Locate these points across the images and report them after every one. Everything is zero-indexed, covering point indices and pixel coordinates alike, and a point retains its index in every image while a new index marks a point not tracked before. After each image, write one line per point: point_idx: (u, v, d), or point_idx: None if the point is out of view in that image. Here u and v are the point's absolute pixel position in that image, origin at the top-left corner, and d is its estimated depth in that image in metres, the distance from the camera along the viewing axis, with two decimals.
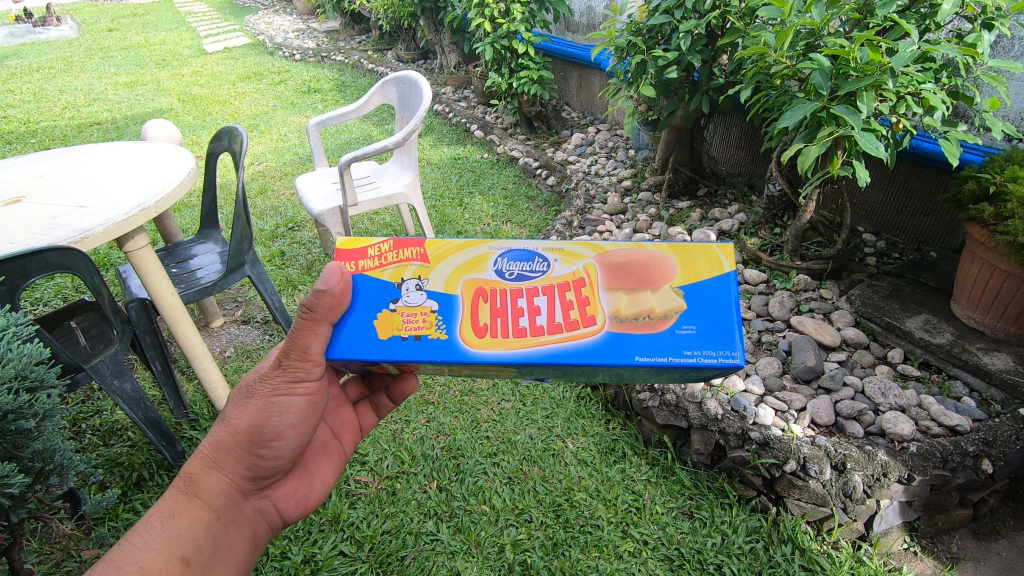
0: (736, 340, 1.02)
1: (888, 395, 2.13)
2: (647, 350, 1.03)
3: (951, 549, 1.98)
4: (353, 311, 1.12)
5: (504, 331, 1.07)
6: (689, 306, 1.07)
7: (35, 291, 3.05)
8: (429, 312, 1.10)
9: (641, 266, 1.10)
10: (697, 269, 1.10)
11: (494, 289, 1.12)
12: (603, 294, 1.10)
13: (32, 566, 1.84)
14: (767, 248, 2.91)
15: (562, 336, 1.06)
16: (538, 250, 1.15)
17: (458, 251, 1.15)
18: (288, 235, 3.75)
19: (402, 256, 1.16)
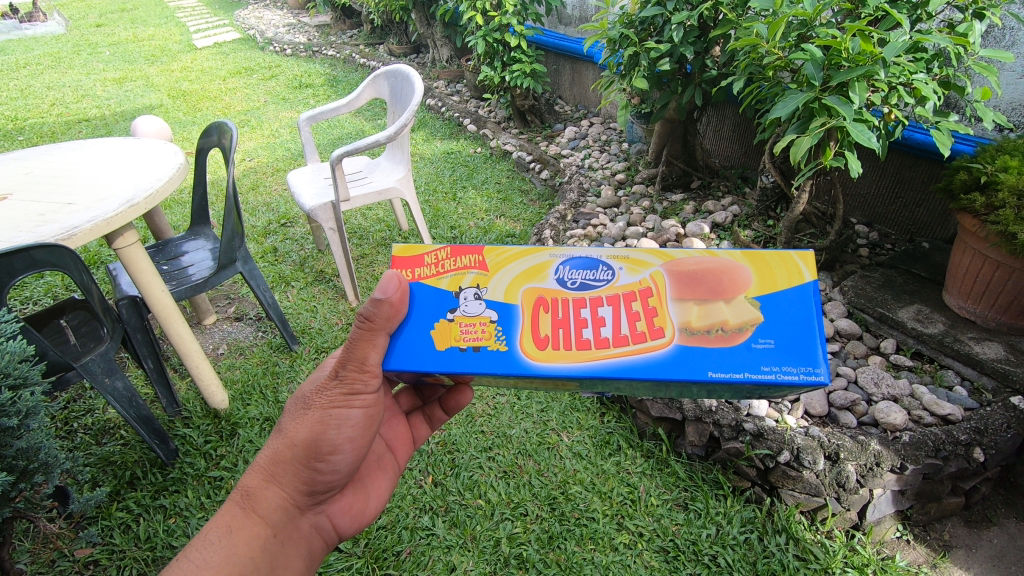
0: (819, 356, 0.99)
1: (880, 385, 2.14)
2: (721, 366, 1.00)
3: (944, 537, 2.00)
4: (410, 321, 1.11)
5: (567, 342, 1.06)
6: (766, 319, 1.04)
7: (24, 290, 3.03)
8: (489, 322, 1.10)
9: (713, 275, 1.08)
10: (775, 279, 1.07)
11: (556, 298, 1.11)
12: (672, 304, 1.08)
13: (25, 566, 1.84)
14: (761, 240, 2.91)
15: (630, 348, 1.04)
16: (601, 258, 1.14)
17: (519, 259, 1.15)
18: (280, 231, 3.72)
19: (460, 264, 1.16)
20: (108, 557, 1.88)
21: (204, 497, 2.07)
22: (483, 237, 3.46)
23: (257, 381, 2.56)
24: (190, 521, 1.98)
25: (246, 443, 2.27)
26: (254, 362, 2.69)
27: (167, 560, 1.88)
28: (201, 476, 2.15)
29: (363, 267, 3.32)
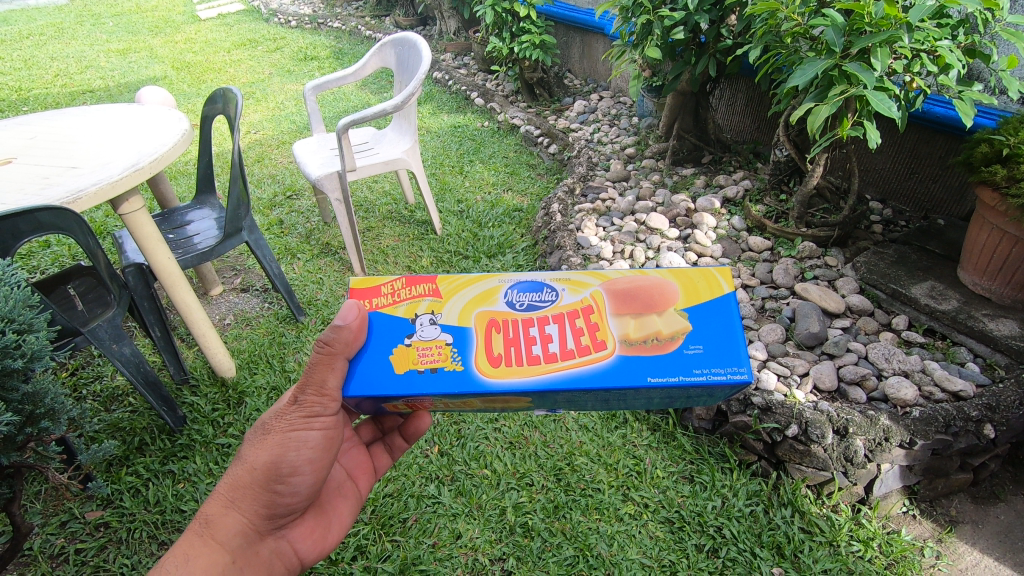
0: (743, 356, 1.01)
1: (891, 360, 2.12)
2: (658, 372, 1.01)
3: (950, 513, 1.99)
4: (368, 347, 1.08)
5: (519, 359, 1.05)
6: (695, 327, 1.05)
7: (32, 259, 3.02)
8: (444, 345, 1.08)
9: (645, 291, 1.10)
10: (699, 292, 1.10)
11: (507, 319, 1.10)
12: (613, 319, 1.08)
13: (38, 527, 1.87)
14: (773, 215, 2.86)
15: (575, 362, 1.04)
16: (546, 281, 1.14)
17: (470, 285, 1.14)
18: (286, 204, 3.70)
19: (415, 293, 1.15)
20: (118, 520, 1.90)
21: (212, 463, 2.09)
22: (491, 211, 3.43)
23: (264, 351, 2.56)
24: (199, 486, 2.00)
25: (253, 411, 2.28)
26: (260, 333, 2.69)
27: (178, 523, 1.90)
28: (209, 443, 2.16)
29: (369, 240, 3.30)
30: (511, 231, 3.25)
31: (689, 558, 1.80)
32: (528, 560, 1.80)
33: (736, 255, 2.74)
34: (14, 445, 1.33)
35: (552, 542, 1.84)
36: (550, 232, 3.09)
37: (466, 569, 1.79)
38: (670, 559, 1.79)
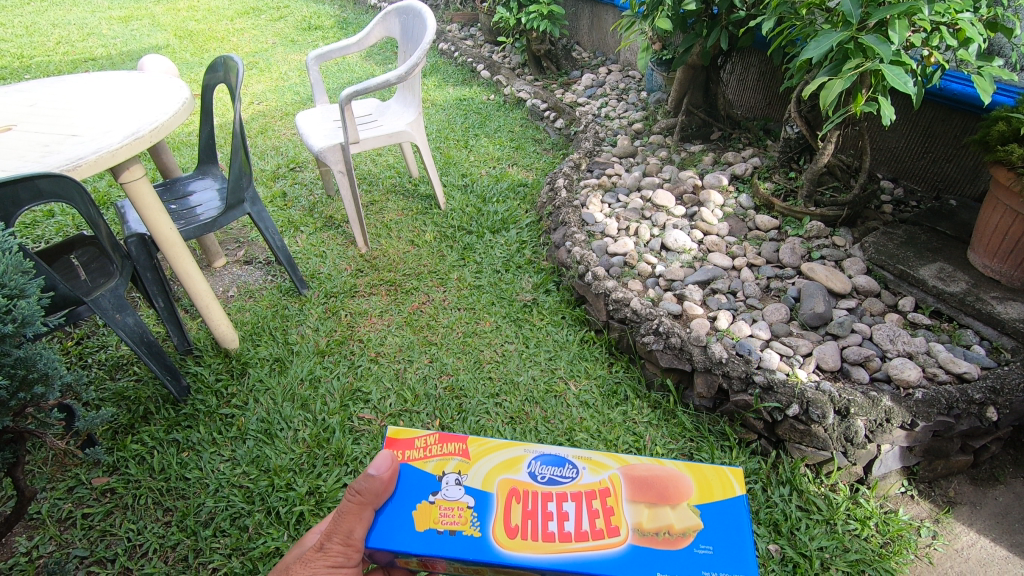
0: (753, 565, 0.98)
1: (896, 342, 2.10)
2: (668, 568, 0.97)
3: (948, 494, 2.00)
4: (394, 499, 1.07)
5: (534, 534, 1.02)
6: (706, 526, 1.03)
7: (36, 228, 3.02)
8: (466, 507, 1.06)
9: (660, 481, 1.10)
10: (712, 492, 1.09)
11: (527, 491, 1.09)
12: (628, 505, 1.06)
13: (46, 492, 1.90)
14: (781, 193, 2.82)
15: (589, 544, 1.00)
16: (569, 456, 1.15)
17: (497, 449, 1.15)
18: (289, 176, 3.67)
19: (445, 450, 1.15)
20: (124, 486, 1.94)
21: (216, 433, 2.11)
22: (495, 185, 3.41)
23: (267, 323, 2.57)
24: (203, 455, 2.03)
25: (256, 382, 2.29)
26: (263, 305, 2.69)
27: (182, 490, 1.93)
28: (213, 412, 2.18)
29: (373, 213, 3.28)
30: (516, 207, 3.23)
31: None
32: None
33: (743, 234, 2.71)
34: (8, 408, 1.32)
35: None
36: (555, 207, 3.06)
37: None
38: None
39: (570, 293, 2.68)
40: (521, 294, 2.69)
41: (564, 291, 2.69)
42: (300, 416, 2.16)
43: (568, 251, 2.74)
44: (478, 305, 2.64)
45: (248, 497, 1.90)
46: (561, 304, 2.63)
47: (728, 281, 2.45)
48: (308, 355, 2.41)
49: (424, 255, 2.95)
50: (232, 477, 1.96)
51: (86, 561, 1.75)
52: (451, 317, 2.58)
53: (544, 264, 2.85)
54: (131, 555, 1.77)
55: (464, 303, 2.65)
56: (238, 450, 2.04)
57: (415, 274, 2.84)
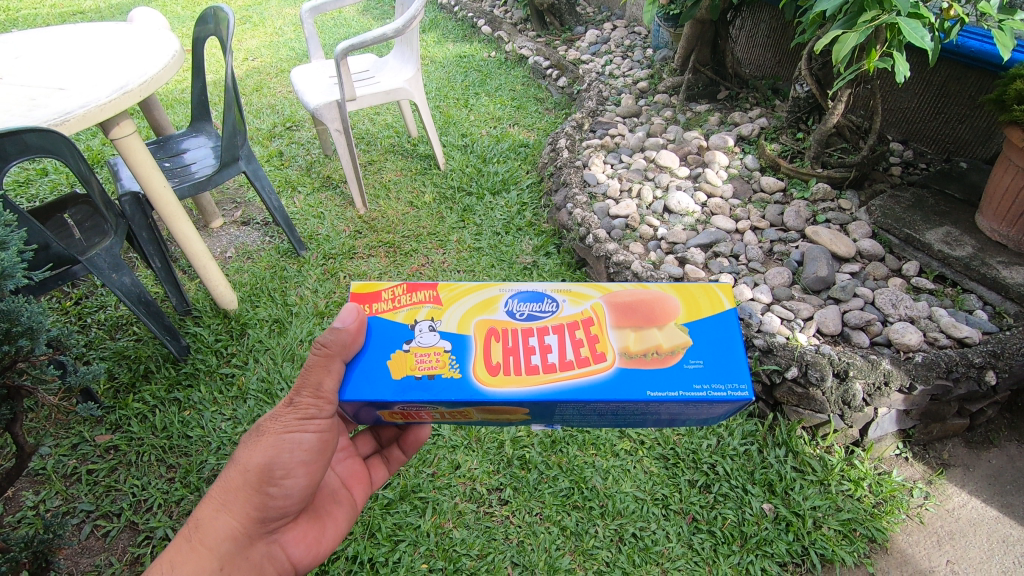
0: (745, 374, 0.99)
1: (899, 306, 2.09)
2: (657, 385, 0.98)
3: (942, 456, 2.02)
4: (367, 351, 1.05)
5: (517, 368, 1.02)
6: (695, 342, 1.03)
7: (30, 187, 2.98)
8: (442, 352, 1.04)
9: (646, 305, 1.08)
10: (700, 308, 1.08)
11: (507, 328, 1.07)
12: (612, 331, 1.06)
13: (50, 449, 1.92)
14: (788, 155, 2.75)
15: (574, 372, 1.01)
16: (547, 290, 1.12)
17: (470, 293, 1.11)
18: (285, 135, 3.60)
19: (415, 299, 1.11)
20: (127, 443, 1.96)
21: (216, 392, 2.12)
22: (496, 146, 3.34)
23: (266, 285, 2.55)
24: (204, 414, 2.04)
25: (256, 343, 2.30)
26: (261, 267, 2.67)
27: (185, 448, 1.96)
28: (214, 372, 2.19)
29: (371, 174, 3.23)
30: (517, 167, 3.18)
31: (681, 492, 1.86)
32: (524, 491, 1.85)
33: (747, 196, 2.66)
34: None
35: (548, 474, 1.88)
36: (557, 168, 3.01)
37: (464, 497, 1.84)
38: (663, 494, 1.85)
39: (571, 255, 2.65)
40: (521, 257, 2.67)
41: (565, 253, 2.66)
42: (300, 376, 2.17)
43: (569, 213, 2.71)
44: (478, 267, 2.62)
45: None
46: (561, 267, 2.61)
47: (731, 245, 2.41)
48: (308, 316, 2.40)
49: (423, 217, 2.91)
50: (233, 435, 1.98)
51: (92, 515, 1.78)
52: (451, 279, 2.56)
53: (545, 226, 2.82)
54: (136, 509, 1.80)
55: (463, 265, 2.63)
56: (239, 409, 2.06)
57: (414, 235, 2.81)
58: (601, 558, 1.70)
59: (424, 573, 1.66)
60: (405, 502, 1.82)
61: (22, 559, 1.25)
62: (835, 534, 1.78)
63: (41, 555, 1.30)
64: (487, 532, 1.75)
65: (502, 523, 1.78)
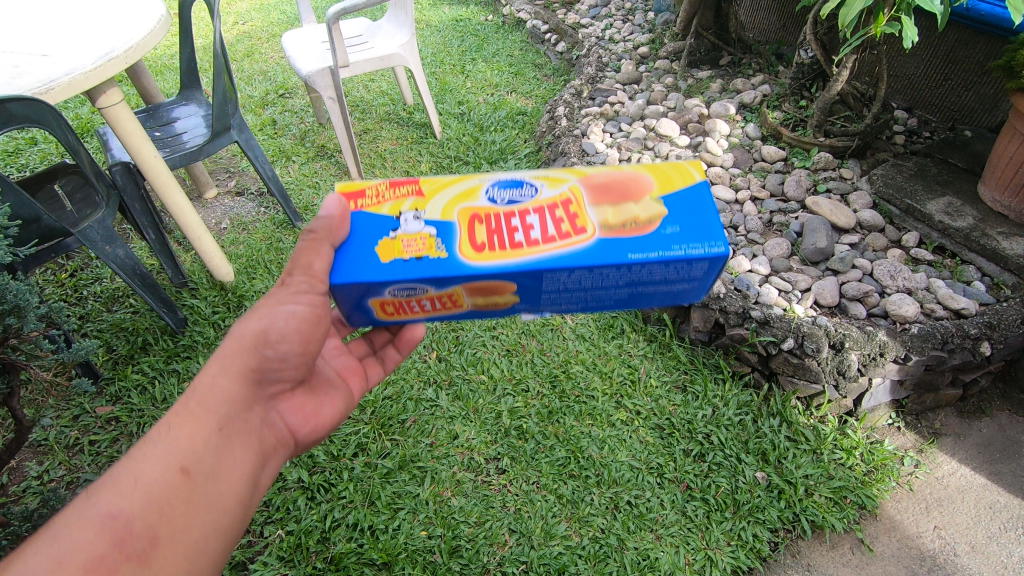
0: (720, 232, 0.98)
1: (897, 278, 2.08)
2: (639, 249, 0.97)
3: (934, 425, 2.04)
4: (351, 242, 1.02)
5: (501, 245, 0.99)
6: (671, 211, 1.03)
7: (20, 157, 2.93)
8: (427, 237, 1.01)
9: (620, 184, 1.07)
10: (672, 182, 1.07)
11: (488, 213, 1.04)
12: (591, 208, 1.03)
13: (51, 421, 1.94)
14: (790, 123, 2.70)
15: (558, 245, 0.98)
16: (526, 177, 1.09)
17: (449, 184, 1.08)
18: (278, 103, 3.53)
19: (399, 193, 1.07)
20: (128, 414, 1.98)
21: None
22: (493, 114, 3.28)
23: (261, 256, 2.54)
24: None
25: None
26: (257, 238, 2.64)
27: None
28: (212, 344, 2.20)
29: (366, 143, 3.17)
30: (514, 136, 3.14)
31: (676, 461, 1.88)
32: (522, 460, 1.87)
33: (748, 165, 2.62)
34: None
35: (545, 444, 1.91)
36: (555, 137, 2.96)
37: (462, 467, 1.86)
38: (658, 462, 1.88)
39: None
40: None
41: None
42: None
43: None
44: None
45: None
46: None
47: (730, 215, 2.39)
48: None
49: None
50: None
51: None
52: None
53: None
54: None
55: None
56: None
57: None
58: (597, 525, 1.74)
59: (424, 539, 1.69)
60: (404, 472, 1.84)
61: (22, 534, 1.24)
62: (826, 501, 1.82)
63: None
64: (485, 500, 1.78)
65: (500, 492, 1.80)
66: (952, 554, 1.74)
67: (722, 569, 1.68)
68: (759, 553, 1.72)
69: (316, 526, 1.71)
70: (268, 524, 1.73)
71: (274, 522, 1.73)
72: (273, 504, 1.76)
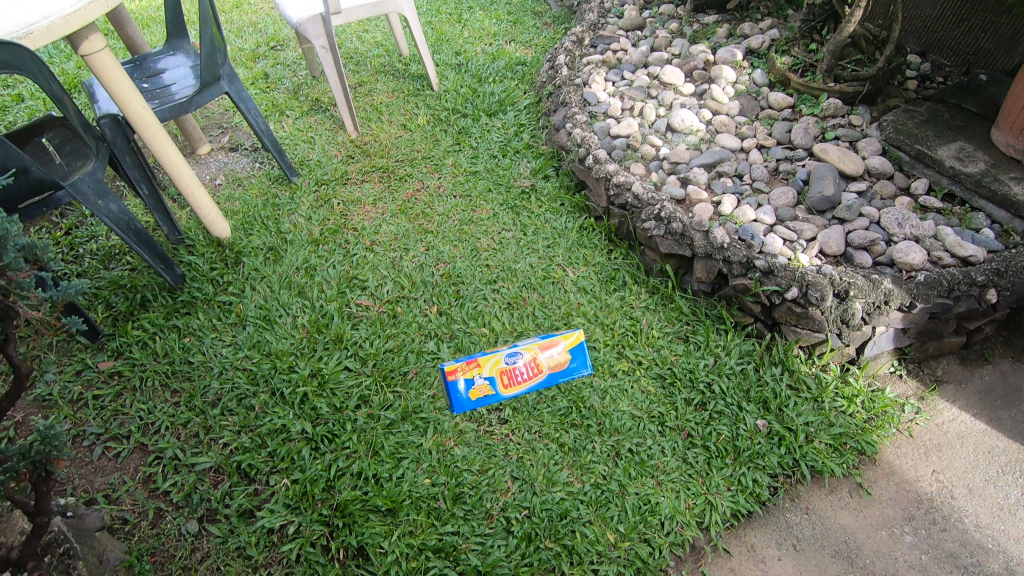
0: (586, 359, 1.96)
1: (905, 226, 2.04)
2: (562, 380, 1.94)
3: (936, 373, 2.04)
4: (451, 391, 1.87)
5: (514, 379, 1.91)
6: (573, 356, 1.95)
7: (7, 114, 2.85)
8: (484, 386, 1.89)
9: (551, 342, 1.93)
10: (572, 338, 1.95)
11: (505, 369, 1.90)
12: (541, 355, 1.93)
13: (54, 376, 1.95)
14: (799, 68, 2.61)
15: (529, 383, 1.92)
16: (519, 347, 1.92)
17: (486, 358, 1.89)
18: (270, 55, 3.42)
19: (470, 366, 1.88)
20: (130, 369, 1.98)
21: (215, 319, 2.12)
22: (492, 64, 3.20)
23: (258, 212, 2.50)
24: (204, 340, 2.05)
25: (252, 271, 2.27)
26: (252, 194, 2.60)
27: (188, 373, 1.98)
28: (211, 300, 2.18)
29: (361, 96, 3.08)
30: (513, 87, 3.06)
31: (677, 410, 1.89)
32: (524, 410, 1.88)
33: (754, 113, 2.55)
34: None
35: (547, 394, 1.92)
36: (555, 87, 2.89)
37: (465, 417, 1.87)
38: (660, 411, 1.89)
39: (570, 178, 2.59)
40: (519, 180, 2.61)
41: (564, 176, 2.60)
42: (298, 303, 2.16)
43: (568, 133, 2.62)
44: (475, 191, 2.56)
45: (252, 379, 1.94)
46: (560, 190, 2.55)
47: (735, 164, 2.34)
48: (303, 244, 2.37)
49: (417, 140, 2.81)
50: (235, 360, 1.99)
51: (102, 437, 1.83)
52: (447, 204, 2.51)
53: (542, 148, 2.74)
54: (144, 432, 1.85)
55: (460, 190, 2.57)
56: (238, 335, 2.06)
57: (408, 159, 2.72)
58: (599, 471, 1.76)
59: (428, 487, 1.71)
60: (407, 423, 1.85)
61: (21, 469, 1.15)
62: (825, 447, 1.83)
63: (41, 466, 1.19)
64: (487, 449, 1.80)
65: (502, 441, 1.82)
66: (949, 497, 1.76)
67: (722, 513, 1.70)
68: (759, 497, 1.74)
69: (321, 475, 1.72)
70: (273, 473, 1.74)
71: (279, 472, 1.74)
72: (277, 454, 1.77)
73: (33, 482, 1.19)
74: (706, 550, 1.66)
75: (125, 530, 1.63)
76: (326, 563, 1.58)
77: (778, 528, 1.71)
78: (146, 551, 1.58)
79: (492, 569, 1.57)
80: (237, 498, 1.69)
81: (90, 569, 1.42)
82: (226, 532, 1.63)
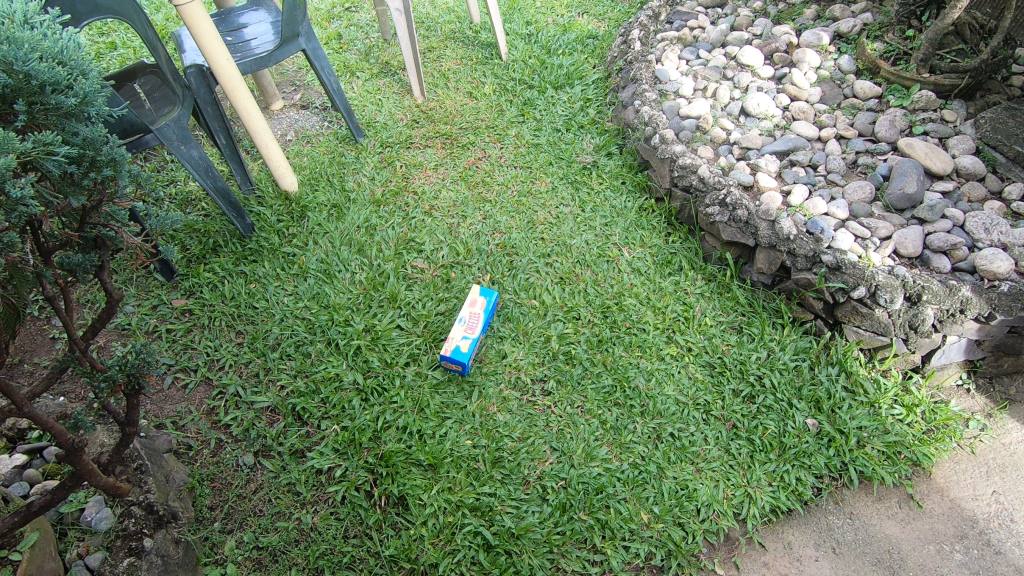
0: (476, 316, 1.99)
1: (992, 231, 1.92)
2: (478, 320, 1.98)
3: (1009, 391, 1.92)
4: (460, 341, 1.89)
5: (471, 316, 1.95)
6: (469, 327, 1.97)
7: (101, 60, 3.03)
8: (471, 319, 1.94)
9: (460, 325, 1.93)
10: (469, 318, 1.95)
11: (471, 309, 1.96)
12: (464, 324, 1.93)
13: (132, 309, 2.08)
14: (891, 56, 2.46)
15: (470, 319, 1.94)
16: (459, 328, 1.92)
17: (454, 336, 1.90)
18: (344, 16, 3.47)
19: (451, 336, 1.91)
20: (200, 308, 2.10)
21: (279, 269, 2.21)
22: (562, 36, 3.18)
23: (324, 169, 2.56)
24: (268, 288, 2.15)
25: (315, 226, 2.35)
26: (320, 151, 2.66)
27: (251, 317, 2.08)
28: (276, 250, 2.27)
29: (430, 61, 3.10)
30: (582, 61, 3.03)
31: (724, 400, 1.86)
32: (568, 383, 1.89)
33: (837, 101, 2.42)
34: (81, 189, 1.19)
35: (592, 370, 1.92)
36: (627, 63, 2.84)
37: (509, 385, 1.89)
38: (706, 399, 1.86)
39: (634, 157, 2.55)
40: (581, 155, 2.59)
41: (627, 154, 2.56)
42: (356, 260, 2.23)
43: (636, 110, 2.58)
44: (535, 164, 2.56)
45: (310, 328, 2.03)
46: (622, 169, 2.52)
47: (810, 153, 2.25)
48: (365, 204, 2.43)
49: (482, 109, 2.81)
50: (295, 310, 2.08)
51: (173, 368, 1.95)
52: (507, 175, 2.51)
53: (607, 125, 2.71)
54: (210, 367, 1.96)
55: (521, 161, 2.57)
56: (300, 286, 2.14)
57: (472, 127, 2.73)
58: (638, 452, 1.76)
59: (469, 448, 1.75)
60: (453, 385, 1.88)
61: (119, 380, 1.28)
62: (878, 454, 1.77)
63: (134, 379, 1.30)
64: (530, 418, 1.82)
65: (544, 412, 1.84)
66: (1008, 519, 1.68)
67: (761, 507, 1.68)
68: (801, 496, 1.71)
69: (368, 425, 1.79)
70: (324, 418, 1.82)
71: (330, 417, 1.83)
72: (329, 402, 1.84)
73: (127, 394, 1.31)
74: (740, 541, 1.65)
75: (188, 455, 1.75)
76: (369, 508, 1.66)
77: (818, 529, 1.67)
78: (207, 476, 1.69)
79: (525, 533, 1.60)
80: (290, 437, 1.78)
81: (158, 486, 1.53)
82: (278, 469, 1.73)
